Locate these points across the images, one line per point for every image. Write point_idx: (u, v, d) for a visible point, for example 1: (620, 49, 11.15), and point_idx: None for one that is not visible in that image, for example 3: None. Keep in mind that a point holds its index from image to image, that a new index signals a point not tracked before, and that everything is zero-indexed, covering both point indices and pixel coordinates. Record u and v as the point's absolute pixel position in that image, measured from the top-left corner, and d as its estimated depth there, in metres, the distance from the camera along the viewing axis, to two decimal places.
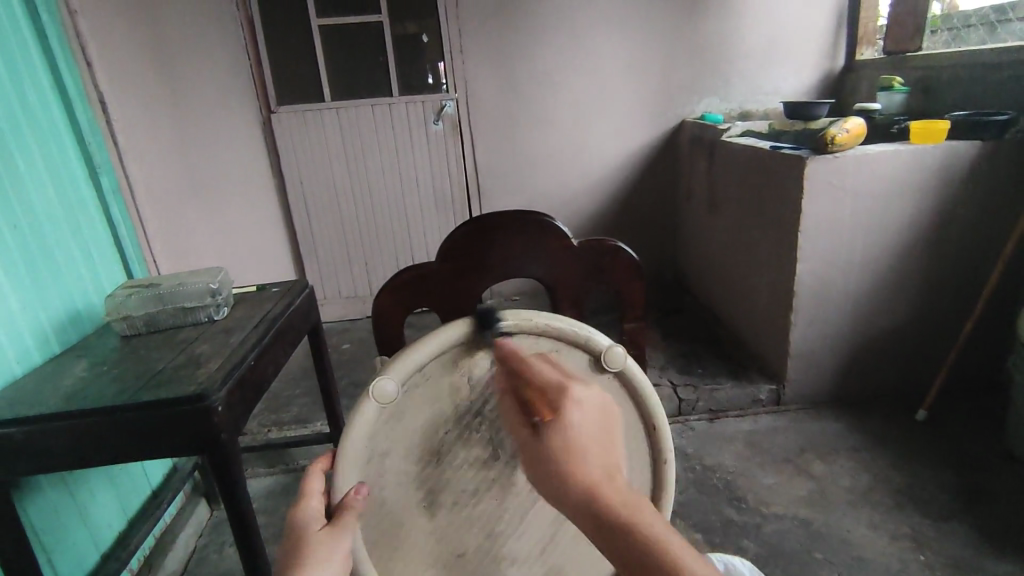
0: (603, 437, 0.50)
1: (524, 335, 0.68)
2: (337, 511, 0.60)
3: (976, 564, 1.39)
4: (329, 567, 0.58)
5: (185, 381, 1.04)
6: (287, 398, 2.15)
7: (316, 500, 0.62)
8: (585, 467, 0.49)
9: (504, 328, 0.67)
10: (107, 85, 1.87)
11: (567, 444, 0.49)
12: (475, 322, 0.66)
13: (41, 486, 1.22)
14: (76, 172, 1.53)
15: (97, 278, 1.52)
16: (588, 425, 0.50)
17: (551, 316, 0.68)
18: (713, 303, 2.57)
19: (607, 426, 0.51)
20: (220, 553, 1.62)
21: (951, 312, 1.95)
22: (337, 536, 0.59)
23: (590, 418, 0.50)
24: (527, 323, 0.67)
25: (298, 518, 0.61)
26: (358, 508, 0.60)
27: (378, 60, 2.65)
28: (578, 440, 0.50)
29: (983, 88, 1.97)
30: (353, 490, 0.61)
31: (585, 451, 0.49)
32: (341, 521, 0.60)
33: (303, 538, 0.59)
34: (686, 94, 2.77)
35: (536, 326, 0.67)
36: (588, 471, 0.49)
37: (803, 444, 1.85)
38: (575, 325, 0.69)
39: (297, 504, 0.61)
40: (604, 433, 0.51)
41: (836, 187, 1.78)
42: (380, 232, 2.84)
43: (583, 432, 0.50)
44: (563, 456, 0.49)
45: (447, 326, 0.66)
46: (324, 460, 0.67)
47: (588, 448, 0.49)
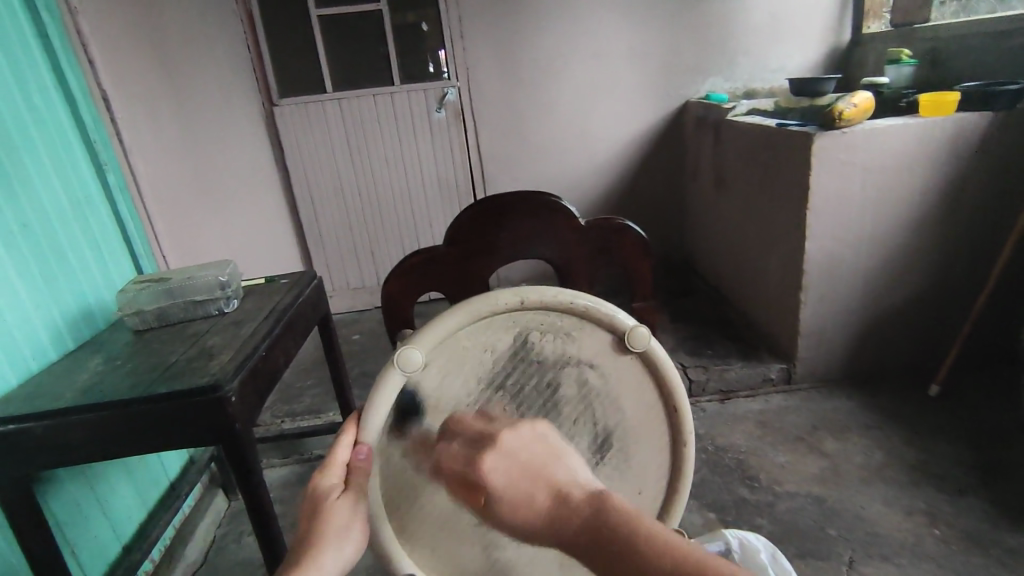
0: (541, 465, 0.47)
1: (549, 312, 0.67)
2: (350, 473, 0.60)
3: (991, 537, 1.38)
4: (351, 536, 0.59)
5: (198, 373, 1.05)
6: (298, 390, 2.16)
7: (338, 466, 0.61)
8: (542, 504, 0.45)
9: (527, 304, 0.67)
10: (111, 85, 1.90)
11: (509, 497, 0.45)
12: (501, 296, 0.66)
13: (62, 480, 1.24)
14: (82, 168, 1.53)
15: (107, 274, 1.53)
16: (515, 462, 0.47)
17: (575, 293, 0.68)
18: (722, 284, 2.55)
19: (543, 455, 0.47)
20: (238, 543, 1.64)
21: (963, 286, 1.93)
22: (356, 503, 0.59)
23: (513, 452, 0.47)
24: (551, 300, 0.67)
25: (318, 487, 0.59)
26: (365, 470, 0.60)
27: (379, 50, 2.64)
28: (516, 485, 0.46)
29: (994, 56, 1.93)
30: (358, 450, 0.61)
31: (534, 483, 0.46)
32: (358, 488, 0.60)
33: (323, 502, 0.58)
34: (689, 75, 2.74)
35: (560, 303, 0.67)
36: (546, 502, 0.45)
37: (816, 422, 1.85)
38: (601, 304, 0.68)
39: (318, 472, 0.60)
40: (548, 461, 0.47)
41: (844, 163, 1.76)
42: (386, 222, 2.84)
43: (518, 467, 0.46)
44: (510, 504, 0.45)
45: (473, 301, 0.66)
46: (352, 429, 0.64)
47: (536, 489, 0.45)
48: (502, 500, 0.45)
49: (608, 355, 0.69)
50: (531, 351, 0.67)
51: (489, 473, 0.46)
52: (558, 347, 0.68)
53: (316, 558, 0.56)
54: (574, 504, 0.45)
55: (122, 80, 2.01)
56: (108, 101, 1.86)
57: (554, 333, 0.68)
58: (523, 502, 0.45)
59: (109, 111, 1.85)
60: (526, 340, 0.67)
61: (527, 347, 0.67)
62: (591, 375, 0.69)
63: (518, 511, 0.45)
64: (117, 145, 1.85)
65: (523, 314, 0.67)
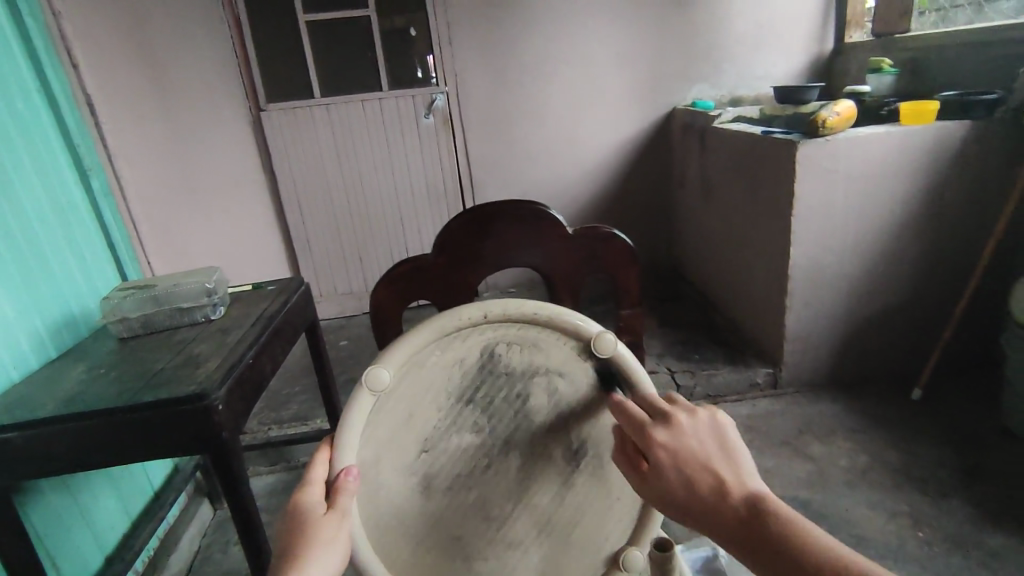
0: (707, 454, 0.55)
1: (513, 324, 0.69)
2: (334, 493, 0.61)
3: (973, 538, 1.41)
4: (335, 550, 0.58)
5: (184, 381, 1.04)
6: (285, 396, 2.15)
7: (318, 485, 0.62)
8: (702, 491, 0.53)
9: (491, 317, 0.68)
10: (94, 88, 1.88)
11: (675, 474, 0.54)
12: (465, 311, 0.68)
13: (44, 491, 1.22)
14: (65, 173, 1.52)
15: (90, 281, 1.51)
16: (684, 450, 0.55)
17: (538, 304, 0.69)
18: (709, 290, 2.58)
19: (711, 448, 0.55)
20: (224, 552, 1.62)
21: (945, 291, 1.97)
22: (339, 521, 0.60)
23: (685, 436, 0.56)
24: (514, 312, 0.68)
25: (299, 504, 0.60)
26: (352, 489, 0.61)
27: (367, 56, 2.64)
28: (685, 468, 0.54)
29: (972, 66, 1.97)
30: (345, 471, 0.62)
31: (700, 466, 0.54)
32: (341, 507, 0.60)
33: (304, 523, 0.58)
34: (676, 81, 2.77)
35: (524, 315, 0.68)
36: (708, 485, 0.53)
37: (800, 426, 1.87)
38: (565, 314, 0.69)
39: (299, 491, 0.61)
40: (715, 454, 0.55)
41: (828, 170, 1.79)
42: (374, 227, 2.83)
43: (688, 452, 0.55)
44: (675, 479, 0.54)
45: (438, 318, 0.68)
46: (326, 450, 0.65)
47: (698, 475, 0.54)
48: (666, 478, 0.55)
49: (576, 362, 0.69)
50: (498, 363, 0.68)
51: (659, 451, 0.56)
52: (525, 358, 0.69)
53: (303, 566, 0.55)
54: (733, 495, 0.52)
55: (104, 83, 1.99)
56: (92, 106, 1.85)
57: (521, 345, 0.68)
58: (687, 482, 0.54)
59: (93, 116, 1.84)
60: (493, 352, 0.68)
61: (495, 359, 0.68)
62: (560, 383, 0.69)
63: (682, 487, 0.54)
64: (102, 150, 1.84)
65: (487, 328, 0.68)
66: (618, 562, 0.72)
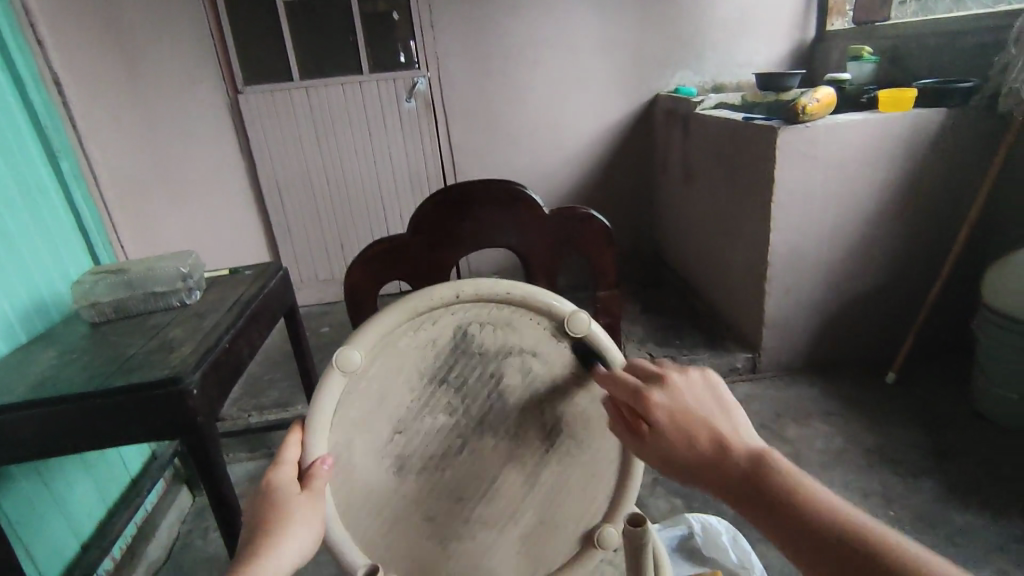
0: (706, 413, 0.56)
1: (485, 304, 0.68)
2: (307, 477, 0.61)
3: (942, 516, 1.45)
4: (310, 530, 0.58)
5: (157, 366, 1.02)
6: (266, 382, 2.13)
7: (290, 466, 0.62)
8: (703, 446, 0.54)
9: (463, 297, 0.67)
10: (62, 67, 1.82)
11: (676, 430, 0.55)
12: (436, 291, 0.67)
13: (14, 477, 1.20)
14: (33, 155, 1.47)
15: (62, 265, 1.48)
16: (683, 405, 0.57)
17: (511, 284, 0.68)
18: (690, 275, 2.60)
19: (709, 405, 0.57)
20: (203, 539, 1.61)
21: (920, 277, 2.00)
22: (315, 502, 0.60)
23: (684, 396, 0.58)
24: (486, 291, 0.68)
25: (271, 484, 0.60)
26: (325, 475, 0.61)
27: (348, 39, 2.59)
28: (684, 424, 0.56)
29: (949, 55, 1.99)
30: (320, 460, 0.62)
31: (700, 424, 0.55)
32: (315, 489, 0.60)
33: (276, 506, 0.58)
34: (660, 68, 2.77)
35: (496, 294, 0.68)
36: (708, 441, 0.54)
37: (778, 410, 1.90)
38: (538, 293, 0.69)
39: (270, 471, 0.61)
40: (712, 411, 0.57)
41: (808, 157, 1.80)
42: (355, 213, 2.80)
43: (688, 411, 0.56)
44: (678, 436, 0.55)
45: (408, 298, 0.67)
46: (298, 430, 0.64)
47: (698, 430, 0.55)
48: (666, 434, 0.56)
49: (549, 341, 0.69)
50: (471, 343, 0.68)
51: (658, 411, 0.57)
52: (498, 338, 0.68)
53: (276, 543, 0.55)
54: (734, 451, 0.54)
55: (73, 62, 1.94)
56: (60, 87, 1.80)
57: (493, 325, 0.68)
58: (688, 439, 0.55)
59: (62, 96, 1.79)
60: (466, 332, 0.68)
61: (467, 339, 0.68)
62: (534, 363, 0.69)
63: (683, 444, 0.55)
64: (71, 133, 1.79)
65: (459, 307, 0.68)
66: (592, 539, 0.72)
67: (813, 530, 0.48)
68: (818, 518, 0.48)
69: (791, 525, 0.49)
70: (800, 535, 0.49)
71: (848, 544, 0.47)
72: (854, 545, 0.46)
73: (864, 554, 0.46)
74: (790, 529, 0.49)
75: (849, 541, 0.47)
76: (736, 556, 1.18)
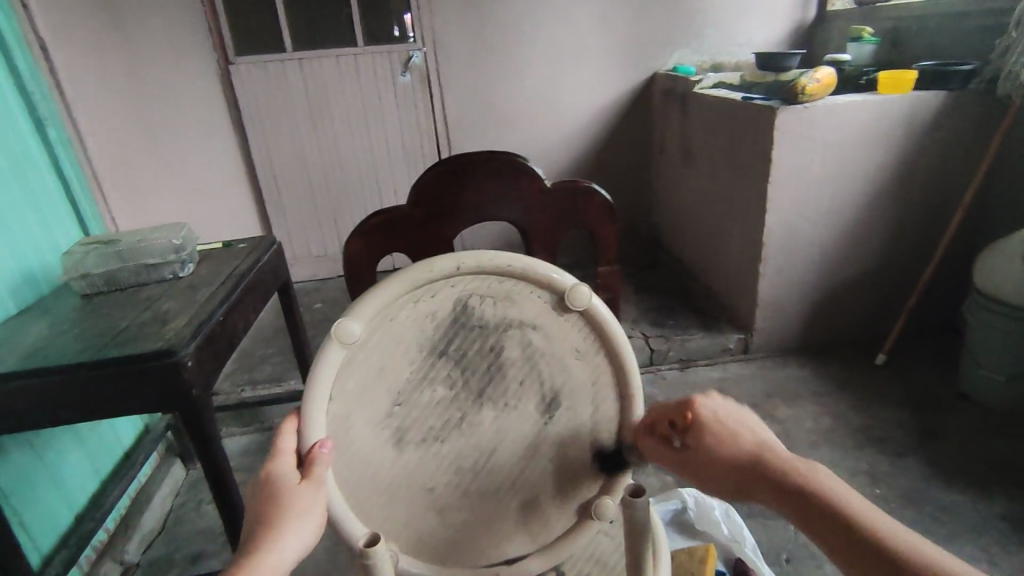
0: (748, 424, 0.61)
1: (485, 277, 0.68)
2: (308, 464, 0.60)
3: (926, 494, 1.48)
4: (312, 518, 0.57)
5: (151, 338, 1.01)
6: (259, 358, 2.12)
7: (289, 458, 0.61)
8: (746, 451, 0.59)
9: (463, 269, 0.67)
10: (48, 31, 1.78)
11: (718, 441, 0.60)
12: (436, 263, 0.67)
13: (6, 448, 1.19)
14: (20, 123, 1.44)
15: (51, 236, 1.46)
16: (726, 414, 0.61)
17: (511, 256, 0.68)
18: (685, 257, 2.60)
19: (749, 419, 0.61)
20: (197, 511, 1.62)
21: (913, 260, 2.02)
22: (316, 488, 0.59)
23: (722, 410, 0.61)
24: (486, 264, 0.67)
25: (271, 476, 0.59)
26: (326, 461, 0.61)
27: (342, 11, 2.54)
28: (729, 430, 0.60)
29: (950, 38, 1.98)
30: (318, 444, 0.62)
31: (739, 436, 0.60)
32: (317, 476, 0.59)
33: (277, 494, 0.57)
34: (659, 46, 2.73)
35: (496, 267, 0.67)
36: (746, 452, 0.59)
37: (769, 389, 1.92)
38: (539, 266, 0.68)
39: (269, 463, 0.60)
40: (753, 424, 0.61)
41: (806, 137, 1.79)
42: (349, 189, 2.77)
43: (726, 422, 0.60)
44: (720, 446, 0.59)
45: (408, 270, 0.66)
46: (294, 420, 0.64)
47: (740, 436, 0.60)
48: (712, 437, 0.60)
49: (549, 314, 0.69)
50: (471, 316, 0.68)
51: (704, 412, 0.61)
52: (498, 312, 0.68)
53: (279, 535, 0.54)
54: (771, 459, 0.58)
55: (60, 28, 1.90)
56: (46, 50, 1.75)
57: (494, 298, 0.68)
58: (727, 447, 0.59)
59: (48, 61, 1.75)
60: (465, 305, 0.67)
61: (467, 312, 0.67)
62: (534, 336, 0.69)
63: (723, 454, 0.59)
64: (58, 99, 1.75)
65: (460, 280, 0.67)
66: (589, 510, 0.73)
67: (846, 537, 0.53)
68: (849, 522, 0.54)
69: (835, 528, 0.54)
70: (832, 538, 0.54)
71: (874, 547, 0.52)
72: (878, 546, 0.52)
73: (887, 556, 0.52)
74: (823, 532, 0.55)
75: (876, 545, 0.52)
76: (728, 530, 1.22)
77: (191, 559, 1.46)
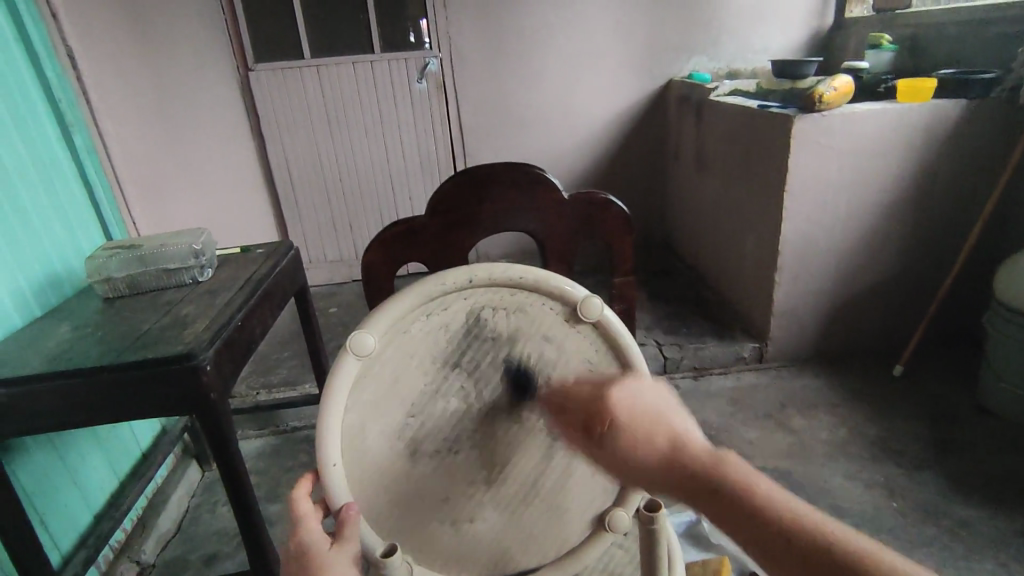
0: (666, 416, 0.53)
1: (497, 289, 0.69)
2: (339, 525, 0.63)
3: (945, 509, 1.45)
4: None
5: (170, 342, 1.03)
6: (274, 361, 2.15)
7: (317, 523, 0.63)
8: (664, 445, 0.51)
9: (476, 281, 0.68)
10: (75, 40, 1.83)
11: (633, 435, 0.52)
12: (449, 276, 0.68)
13: (29, 448, 1.21)
14: (46, 128, 1.48)
15: (75, 240, 1.48)
16: (644, 405, 0.54)
17: (523, 268, 0.69)
18: (699, 264, 2.59)
19: (666, 408, 0.54)
20: (212, 513, 1.64)
21: (931, 270, 1.99)
22: (349, 548, 0.62)
23: (640, 399, 0.54)
24: (498, 275, 0.68)
25: (303, 545, 0.61)
26: (355, 519, 0.63)
27: (359, 18, 2.57)
28: (645, 425, 0.52)
29: (971, 45, 1.96)
30: (347, 505, 0.64)
31: (657, 432, 0.52)
32: (347, 537, 0.62)
33: (313, 562, 0.60)
34: (674, 52, 2.73)
35: (507, 278, 0.69)
36: (667, 446, 0.51)
37: (783, 399, 1.90)
38: (550, 279, 0.69)
39: (299, 533, 0.62)
40: (667, 414, 0.54)
41: (823, 146, 1.78)
42: (364, 194, 2.79)
43: (646, 414, 0.53)
44: (639, 451, 0.52)
45: (422, 283, 0.68)
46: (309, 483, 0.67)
47: (657, 430, 0.52)
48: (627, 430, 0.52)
49: (562, 325, 0.69)
50: (484, 328, 0.68)
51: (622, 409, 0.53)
52: (510, 323, 0.69)
53: None
54: (693, 452, 0.51)
55: (87, 37, 1.95)
56: (74, 59, 1.80)
57: (506, 309, 0.69)
58: (644, 442, 0.52)
59: (75, 70, 1.80)
60: (478, 317, 0.68)
61: (480, 323, 0.68)
62: (547, 347, 0.69)
63: (639, 449, 0.51)
64: (83, 105, 1.80)
65: (472, 292, 0.68)
66: (603, 521, 0.73)
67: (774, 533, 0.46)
68: (776, 521, 0.46)
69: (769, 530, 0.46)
70: (761, 540, 0.46)
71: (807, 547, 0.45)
72: (811, 548, 0.45)
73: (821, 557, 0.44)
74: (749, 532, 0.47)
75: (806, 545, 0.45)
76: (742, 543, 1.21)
77: (205, 560, 1.48)
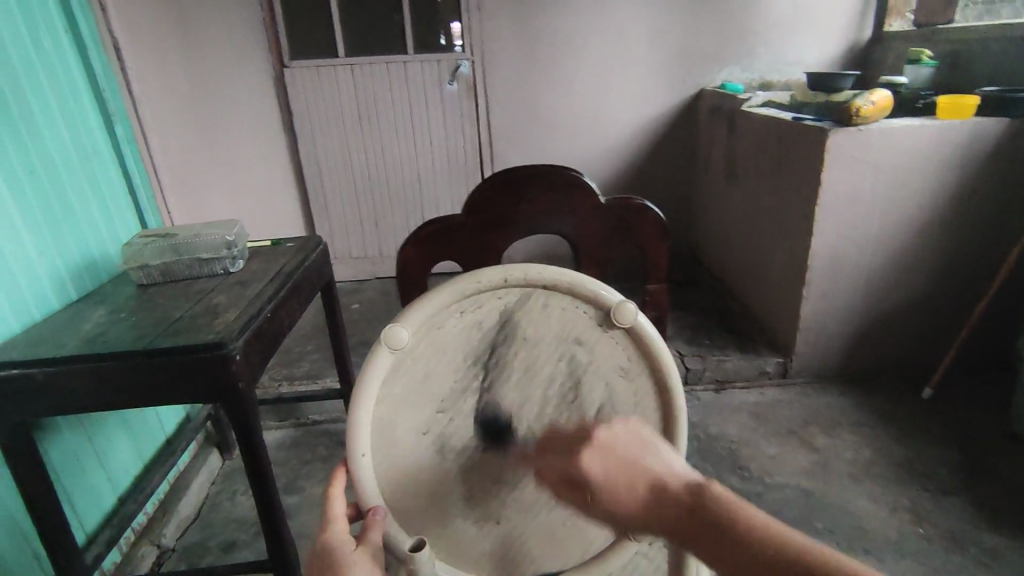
0: (643, 460, 0.51)
1: (533, 290, 0.68)
2: (364, 526, 0.63)
3: (973, 537, 1.41)
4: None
5: (203, 330, 1.05)
6: (297, 354, 2.17)
7: (343, 522, 0.63)
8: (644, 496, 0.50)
9: (511, 281, 0.68)
10: (122, 33, 1.88)
11: (614, 492, 0.50)
12: (484, 275, 0.68)
13: (62, 430, 1.25)
14: (90, 118, 1.52)
15: (112, 228, 1.52)
16: (613, 458, 0.52)
17: (559, 270, 0.69)
18: (725, 276, 2.56)
19: (640, 448, 0.52)
20: (232, 501, 1.66)
21: (966, 291, 1.94)
22: (375, 549, 0.62)
23: (618, 450, 0.52)
24: (534, 276, 0.68)
25: (329, 542, 0.61)
26: (381, 522, 0.64)
27: (394, 19, 2.60)
28: (621, 480, 0.51)
29: (1015, 63, 1.91)
30: (375, 509, 0.65)
31: (637, 482, 0.50)
32: (372, 539, 0.62)
33: (338, 558, 0.59)
34: (707, 62, 2.71)
35: (543, 280, 0.68)
36: (647, 496, 0.50)
37: (807, 416, 1.87)
38: (586, 283, 0.69)
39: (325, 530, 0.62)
40: (643, 455, 0.52)
41: (859, 161, 1.75)
42: (391, 193, 2.81)
43: (624, 462, 0.51)
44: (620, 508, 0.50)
45: (457, 280, 0.68)
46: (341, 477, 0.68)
47: (637, 481, 0.50)
48: (606, 493, 0.51)
49: (594, 330, 0.69)
50: (516, 329, 0.68)
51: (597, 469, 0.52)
52: (543, 325, 0.68)
53: None
54: (673, 494, 0.49)
55: (133, 29, 2.01)
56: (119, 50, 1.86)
57: (540, 311, 0.68)
58: (627, 497, 0.50)
59: (120, 61, 1.85)
60: (511, 317, 0.68)
61: (513, 324, 0.68)
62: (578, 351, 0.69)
63: (619, 502, 0.50)
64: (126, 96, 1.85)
65: (507, 292, 0.68)
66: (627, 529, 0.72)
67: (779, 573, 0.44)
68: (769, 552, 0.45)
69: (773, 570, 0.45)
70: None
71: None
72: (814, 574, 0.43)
73: None
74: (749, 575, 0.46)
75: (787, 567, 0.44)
76: None
77: (224, 547, 1.50)
